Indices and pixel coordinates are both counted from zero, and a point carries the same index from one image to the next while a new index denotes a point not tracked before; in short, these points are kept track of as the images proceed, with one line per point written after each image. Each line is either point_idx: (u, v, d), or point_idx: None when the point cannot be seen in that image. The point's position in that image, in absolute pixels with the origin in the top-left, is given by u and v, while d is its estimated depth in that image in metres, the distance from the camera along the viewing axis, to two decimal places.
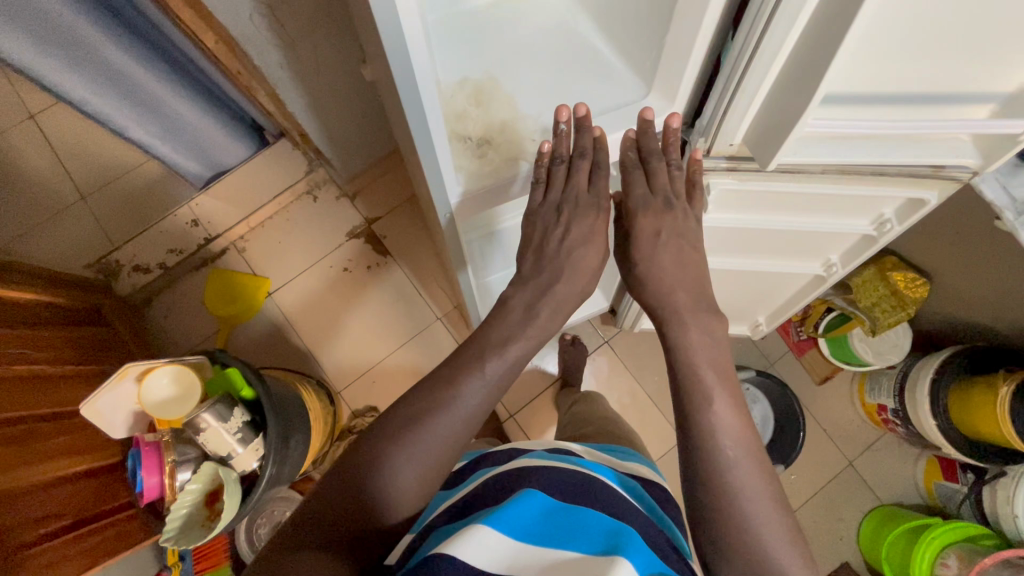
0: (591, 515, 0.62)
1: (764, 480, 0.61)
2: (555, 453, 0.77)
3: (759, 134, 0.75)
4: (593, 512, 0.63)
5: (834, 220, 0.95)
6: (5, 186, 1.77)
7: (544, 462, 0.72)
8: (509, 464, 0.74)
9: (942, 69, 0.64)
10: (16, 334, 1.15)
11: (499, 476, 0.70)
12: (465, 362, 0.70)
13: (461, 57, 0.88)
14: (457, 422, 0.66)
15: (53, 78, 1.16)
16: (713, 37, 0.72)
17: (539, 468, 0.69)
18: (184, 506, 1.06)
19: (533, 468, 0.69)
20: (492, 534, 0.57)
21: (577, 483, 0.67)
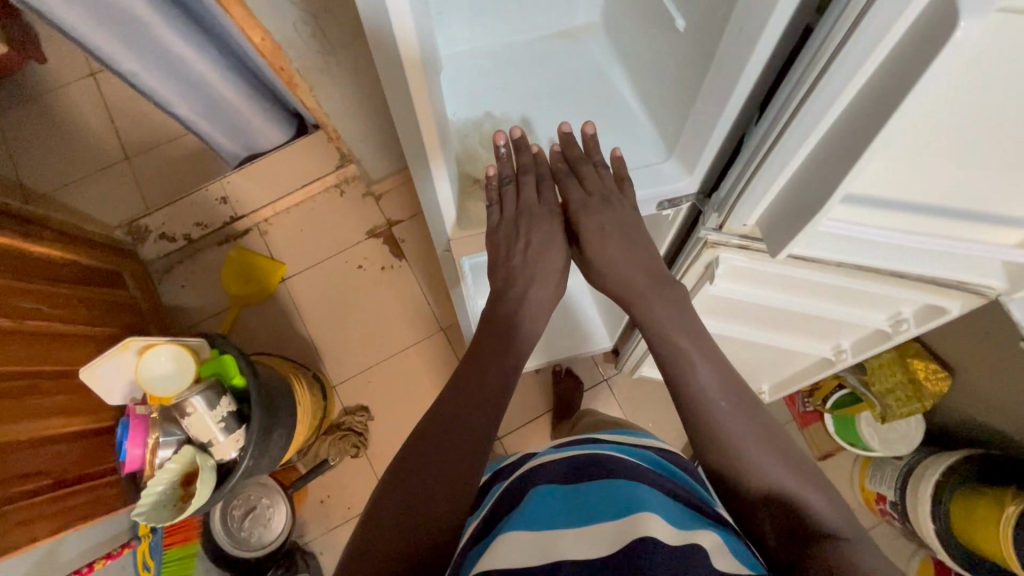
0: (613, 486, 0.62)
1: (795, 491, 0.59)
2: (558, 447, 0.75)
3: (775, 220, 0.72)
4: (613, 484, 0.62)
5: (849, 310, 0.90)
6: (58, 139, 1.85)
7: (549, 458, 0.71)
8: (516, 471, 0.73)
9: (974, 188, 0.61)
10: (32, 288, 1.20)
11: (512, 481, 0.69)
12: (434, 405, 0.69)
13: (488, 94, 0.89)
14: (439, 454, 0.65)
15: (104, 49, 1.20)
16: (739, 118, 0.70)
17: (546, 463, 0.69)
18: (161, 483, 1.08)
19: (540, 465, 0.68)
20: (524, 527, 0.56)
21: (585, 465, 0.67)
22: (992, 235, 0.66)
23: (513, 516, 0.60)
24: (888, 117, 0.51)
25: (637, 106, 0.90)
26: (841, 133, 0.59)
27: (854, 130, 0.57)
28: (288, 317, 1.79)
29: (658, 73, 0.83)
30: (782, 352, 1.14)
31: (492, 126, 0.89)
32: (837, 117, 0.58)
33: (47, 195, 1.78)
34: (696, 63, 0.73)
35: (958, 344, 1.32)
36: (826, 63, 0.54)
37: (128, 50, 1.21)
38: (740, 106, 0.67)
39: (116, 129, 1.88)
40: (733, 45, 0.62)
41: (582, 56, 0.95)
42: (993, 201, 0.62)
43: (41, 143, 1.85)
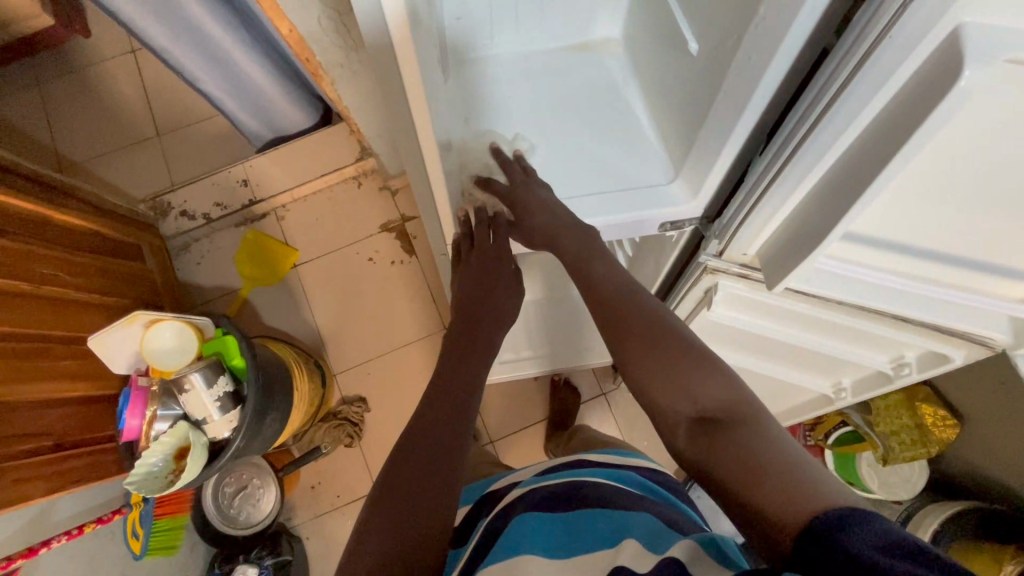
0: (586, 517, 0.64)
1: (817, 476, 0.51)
2: (540, 473, 0.77)
3: (774, 252, 0.70)
4: (587, 513, 0.64)
5: (851, 349, 0.88)
6: (94, 111, 1.92)
7: (537, 481, 0.73)
8: (502, 500, 0.74)
9: (982, 236, 0.59)
10: (54, 255, 1.24)
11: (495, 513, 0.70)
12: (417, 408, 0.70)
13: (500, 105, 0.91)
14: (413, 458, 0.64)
15: (137, 20, 1.23)
16: (744, 145, 0.68)
17: (523, 495, 0.70)
18: (155, 455, 1.10)
19: (517, 498, 0.70)
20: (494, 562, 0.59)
21: (559, 494, 0.68)
22: (1000, 287, 0.64)
23: (501, 540, 0.62)
24: (892, 158, 0.50)
25: (648, 124, 0.89)
26: (845, 170, 0.57)
27: (857, 168, 0.55)
28: (297, 303, 1.82)
29: (670, 93, 0.82)
30: (781, 385, 1.12)
31: (501, 134, 0.89)
32: (841, 154, 0.57)
33: (78, 165, 1.84)
34: (705, 87, 0.72)
35: (967, 392, 1.28)
36: (830, 97, 0.53)
37: (164, 28, 1.25)
38: (747, 133, 0.66)
39: (149, 106, 1.93)
40: (742, 71, 0.61)
41: (598, 70, 0.95)
42: (1001, 253, 0.60)
43: (77, 114, 1.91)
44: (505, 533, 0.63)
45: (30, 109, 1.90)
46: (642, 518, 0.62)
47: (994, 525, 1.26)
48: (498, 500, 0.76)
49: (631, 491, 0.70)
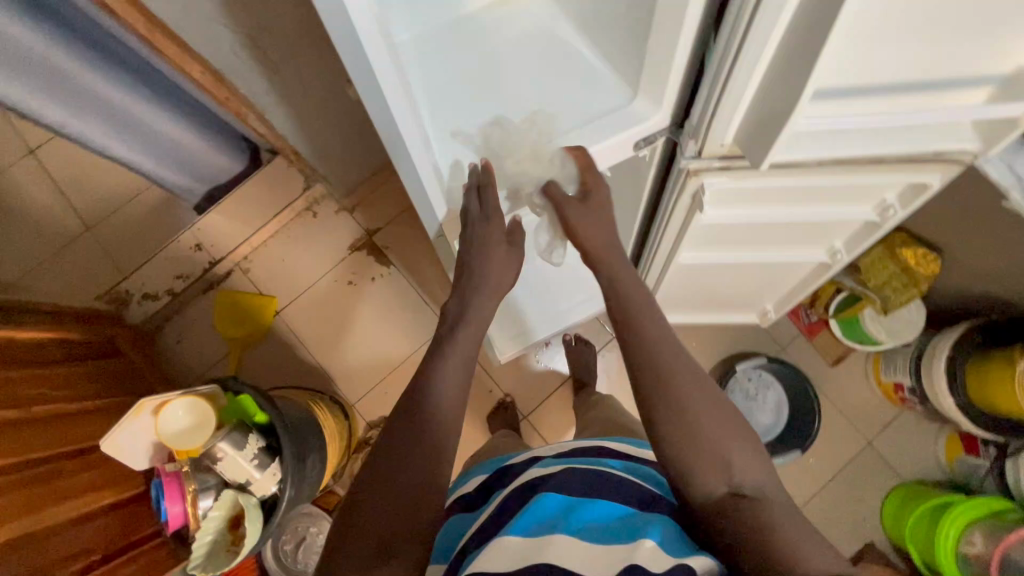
0: (606, 508, 0.64)
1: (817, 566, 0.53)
2: (562, 454, 0.77)
3: (750, 132, 0.73)
4: (608, 504, 0.65)
5: (837, 209, 0.92)
6: (13, 222, 1.79)
7: (551, 465, 0.72)
8: (518, 477, 0.75)
9: (933, 56, 0.63)
10: (31, 373, 1.17)
11: (512, 491, 0.71)
12: None
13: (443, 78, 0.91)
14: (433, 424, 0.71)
15: (32, 105, 1.15)
16: (694, 41, 0.70)
17: (548, 472, 0.70)
18: (209, 533, 1.09)
19: (542, 475, 0.70)
20: (511, 539, 0.61)
21: (586, 476, 0.68)
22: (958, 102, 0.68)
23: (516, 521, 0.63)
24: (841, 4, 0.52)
25: (594, 56, 0.90)
26: (798, 31, 0.60)
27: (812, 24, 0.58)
28: (292, 348, 1.77)
29: (606, 17, 0.83)
30: (780, 266, 1.18)
31: (454, 104, 0.88)
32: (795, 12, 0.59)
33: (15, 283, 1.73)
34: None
35: (941, 223, 1.37)
36: None
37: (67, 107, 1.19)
38: (695, 28, 0.68)
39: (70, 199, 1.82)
40: None
41: (529, 17, 0.94)
42: (954, 68, 0.64)
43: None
44: (524, 514, 0.63)
45: None
46: (658, 519, 0.63)
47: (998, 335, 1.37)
48: (512, 477, 0.77)
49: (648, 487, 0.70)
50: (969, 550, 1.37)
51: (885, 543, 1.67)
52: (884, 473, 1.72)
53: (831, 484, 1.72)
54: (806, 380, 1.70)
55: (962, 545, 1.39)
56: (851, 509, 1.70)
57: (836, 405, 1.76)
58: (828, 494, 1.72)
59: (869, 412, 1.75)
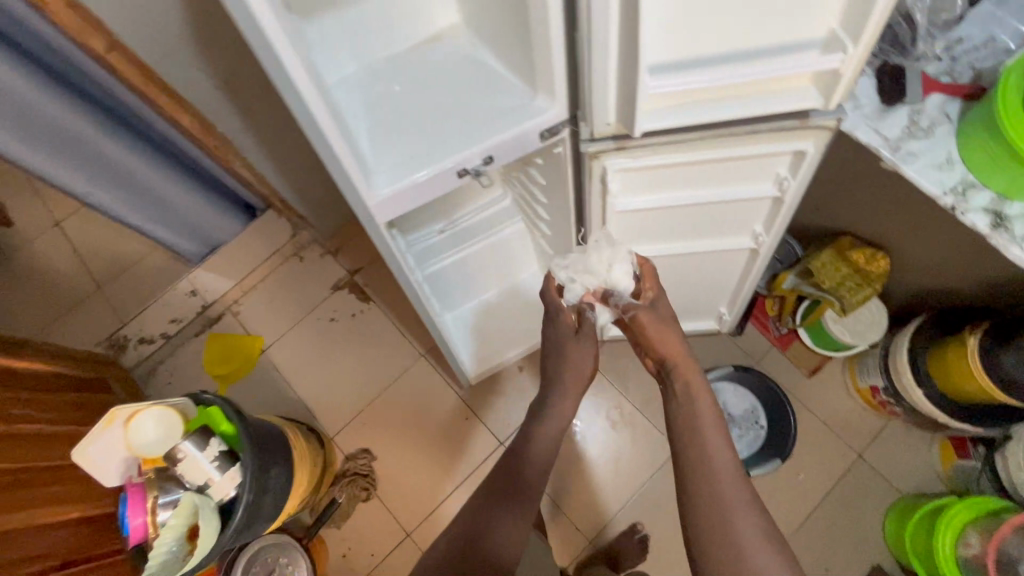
0: None
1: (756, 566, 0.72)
2: None
3: (622, 105, 0.83)
4: None
5: (738, 187, 1.04)
6: (41, 286, 2.15)
7: None
8: None
9: (752, 31, 0.74)
10: (24, 397, 1.29)
11: None
12: None
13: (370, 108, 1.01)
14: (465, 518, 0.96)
15: (72, 184, 1.39)
16: (566, 51, 0.85)
17: None
18: (166, 543, 1.10)
19: None
20: None
21: None
22: (790, 91, 0.82)
23: None
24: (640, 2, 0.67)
25: (496, 61, 1.03)
26: (625, 48, 0.75)
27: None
28: (276, 385, 1.84)
29: (513, 50, 0.98)
30: (716, 256, 1.27)
31: (393, 133, 0.98)
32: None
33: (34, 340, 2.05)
34: (525, 30, 0.89)
35: (877, 208, 1.44)
36: None
37: (36, 151, 1.28)
38: (563, 43, 0.84)
39: (92, 267, 2.17)
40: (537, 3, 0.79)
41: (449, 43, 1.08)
42: (796, 22, 0.73)
43: (32, 301, 2.13)
44: None
45: None
46: None
47: (943, 322, 1.45)
48: None
49: None
50: (967, 554, 1.28)
51: (892, 564, 1.57)
52: (878, 488, 1.64)
53: (822, 499, 1.64)
54: (772, 382, 1.70)
55: (961, 550, 1.30)
56: (851, 527, 1.61)
57: (818, 416, 1.72)
58: (822, 513, 1.63)
59: (854, 422, 1.71)
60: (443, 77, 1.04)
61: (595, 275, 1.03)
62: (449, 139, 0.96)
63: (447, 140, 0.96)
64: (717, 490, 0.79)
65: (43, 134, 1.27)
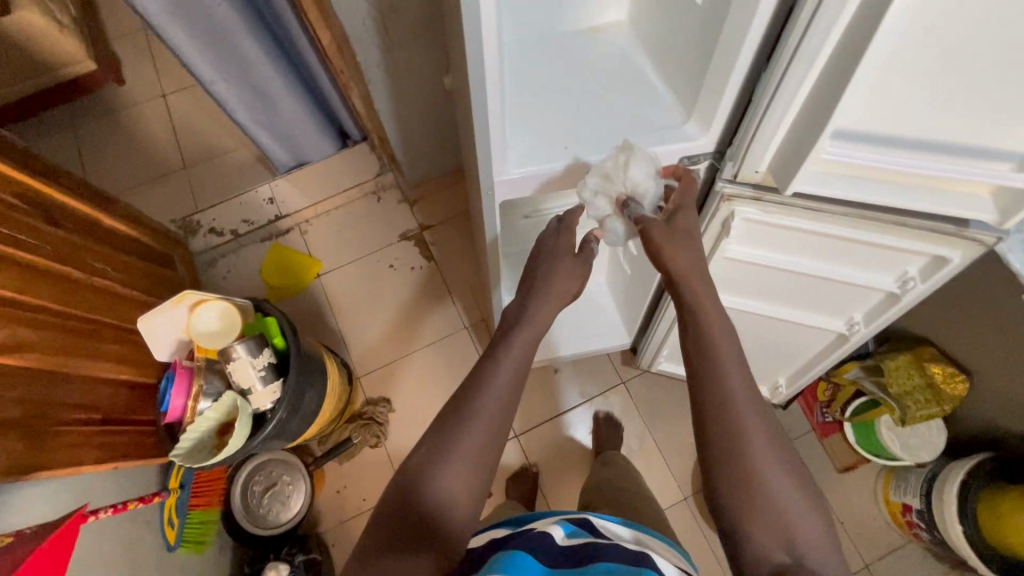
0: None
1: (781, 509, 0.65)
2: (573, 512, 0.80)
3: (784, 161, 0.80)
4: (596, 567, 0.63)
5: (857, 271, 0.99)
6: (134, 150, 2.24)
7: (567, 533, 0.71)
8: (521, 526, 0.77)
9: (952, 123, 0.70)
10: (103, 252, 1.34)
11: (496, 535, 0.74)
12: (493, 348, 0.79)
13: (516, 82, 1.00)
14: (430, 457, 0.72)
15: (196, 65, 1.42)
16: (743, 82, 0.83)
17: (528, 532, 0.70)
18: (200, 429, 1.15)
19: (513, 536, 0.70)
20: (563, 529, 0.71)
21: (577, 548, 0.67)
22: (964, 196, 0.77)
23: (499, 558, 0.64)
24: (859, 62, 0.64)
25: (655, 73, 1.01)
26: (816, 101, 0.73)
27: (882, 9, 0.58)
28: (322, 310, 1.87)
29: (678, 66, 0.94)
30: (800, 330, 1.22)
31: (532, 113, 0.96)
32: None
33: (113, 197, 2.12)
34: (704, 51, 0.86)
35: (975, 329, 1.37)
36: (801, 29, 0.67)
37: (179, 33, 1.31)
38: (743, 75, 0.81)
39: (182, 146, 2.23)
40: (734, 26, 0.76)
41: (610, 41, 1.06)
42: (1003, 128, 0.69)
43: (121, 161, 2.22)
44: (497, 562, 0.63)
45: (76, 156, 2.20)
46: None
47: (1005, 467, 1.38)
48: (495, 543, 0.71)
49: (610, 542, 0.70)
50: None
51: None
52: None
53: None
54: None
55: None
56: None
57: (837, 514, 1.66)
58: None
59: (871, 531, 1.64)
60: (595, 72, 1.02)
61: (616, 183, 0.90)
62: (588, 137, 0.94)
63: (585, 138, 0.94)
64: (738, 434, 0.69)
65: (191, 15, 1.29)
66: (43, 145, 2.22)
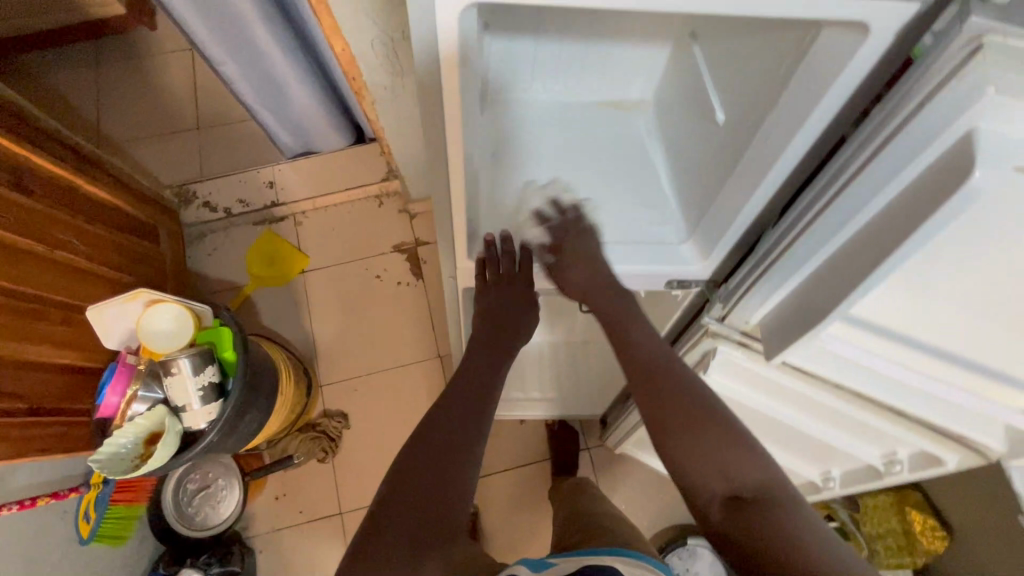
0: None
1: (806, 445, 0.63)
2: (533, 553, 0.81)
3: (778, 325, 0.69)
4: None
5: (844, 436, 0.88)
6: (149, 98, 2.17)
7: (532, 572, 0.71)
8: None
9: (979, 342, 0.58)
10: (72, 222, 1.29)
11: None
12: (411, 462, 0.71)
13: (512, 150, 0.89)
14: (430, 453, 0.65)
15: (202, 38, 1.34)
16: (755, 221, 0.70)
17: None
18: (126, 436, 1.09)
19: None
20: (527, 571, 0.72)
21: None
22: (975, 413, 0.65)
23: None
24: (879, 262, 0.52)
25: (665, 172, 0.90)
26: (822, 279, 0.61)
27: (909, 227, 0.48)
28: (298, 308, 1.82)
29: (690, 172, 0.83)
30: None
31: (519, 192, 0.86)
32: (906, 186, 0.49)
33: (118, 144, 2.08)
34: (717, 172, 0.75)
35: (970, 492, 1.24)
36: (826, 199, 0.55)
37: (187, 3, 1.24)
38: (754, 215, 0.68)
39: (197, 103, 2.17)
40: (750, 163, 0.65)
41: (626, 123, 0.95)
42: None
43: (135, 107, 2.16)
44: None
45: (92, 94, 2.16)
46: None
47: None
48: None
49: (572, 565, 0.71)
50: None
51: None
52: None
53: None
54: None
55: None
56: None
57: None
58: None
59: None
60: (601, 155, 0.91)
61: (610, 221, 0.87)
62: None
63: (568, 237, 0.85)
64: (743, 416, 0.66)
65: None
66: (62, 76, 2.18)
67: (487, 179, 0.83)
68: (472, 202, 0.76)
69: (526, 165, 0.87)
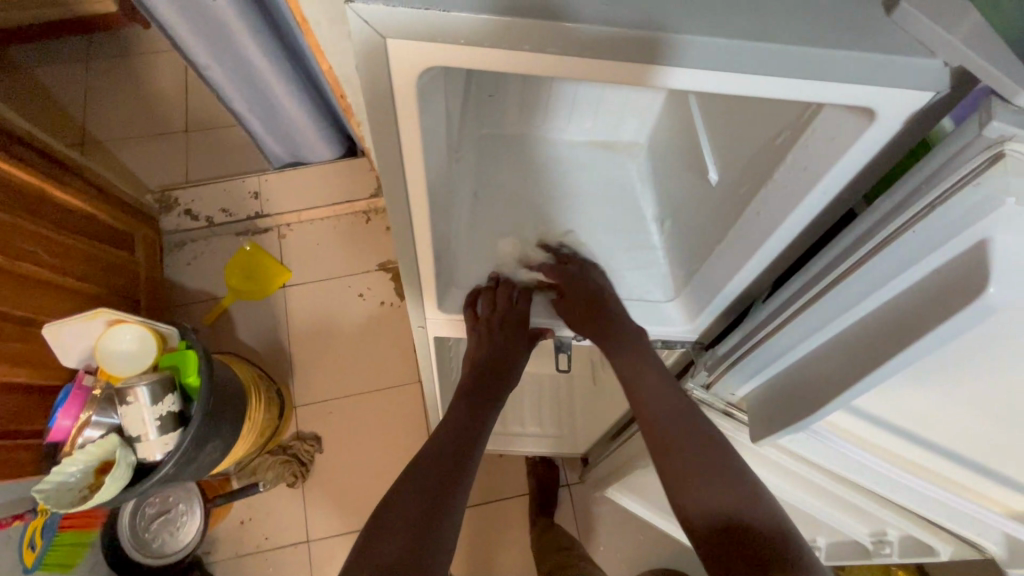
0: None
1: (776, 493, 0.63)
2: None
3: (766, 403, 0.64)
4: None
5: (832, 512, 0.82)
6: (139, 98, 2.12)
7: None
8: None
9: (980, 444, 0.53)
10: (38, 232, 1.23)
11: None
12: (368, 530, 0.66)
13: (496, 192, 0.84)
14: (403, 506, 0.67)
15: (188, 43, 1.29)
16: (749, 287, 0.65)
17: None
18: (75, 465, 1.03)
19: None
20: None
21: None
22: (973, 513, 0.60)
23: None
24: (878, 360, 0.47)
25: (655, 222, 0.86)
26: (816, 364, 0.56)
27: (911, 331, 0.43)
28: (276, 325, 1.76)
29: (681, 227, 0.79)
30: None
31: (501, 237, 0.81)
32: (907, 286, 0.45)
33: (102, 144, 2.02)
34: (708, 232, 0.70)
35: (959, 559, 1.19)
36: (827, 282, 0.50)
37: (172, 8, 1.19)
38: (747, 281, 0.63)
39: (186, 106, 2.11)
40: (744, 232, 0.60)
41: (617, 166, 0.91)
42: None
43: (123, 107, 2.10)
44: None
45: (80, 92, 2.10)
46: None
47: None
48: None
49: None
50: None
51: None
52: None
53: None
54: None
55: None
56: None
57: None
58: None
59: None
60: (589, 201, 0.87)
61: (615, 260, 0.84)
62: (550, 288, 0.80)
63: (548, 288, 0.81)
64: (712, 456, 0.66)
65: None
66: (49, 72, 2.12)
67: (465, 224, 0.78)
68: (446, 250, 0.72)
69: (509, 210, 0.83)
